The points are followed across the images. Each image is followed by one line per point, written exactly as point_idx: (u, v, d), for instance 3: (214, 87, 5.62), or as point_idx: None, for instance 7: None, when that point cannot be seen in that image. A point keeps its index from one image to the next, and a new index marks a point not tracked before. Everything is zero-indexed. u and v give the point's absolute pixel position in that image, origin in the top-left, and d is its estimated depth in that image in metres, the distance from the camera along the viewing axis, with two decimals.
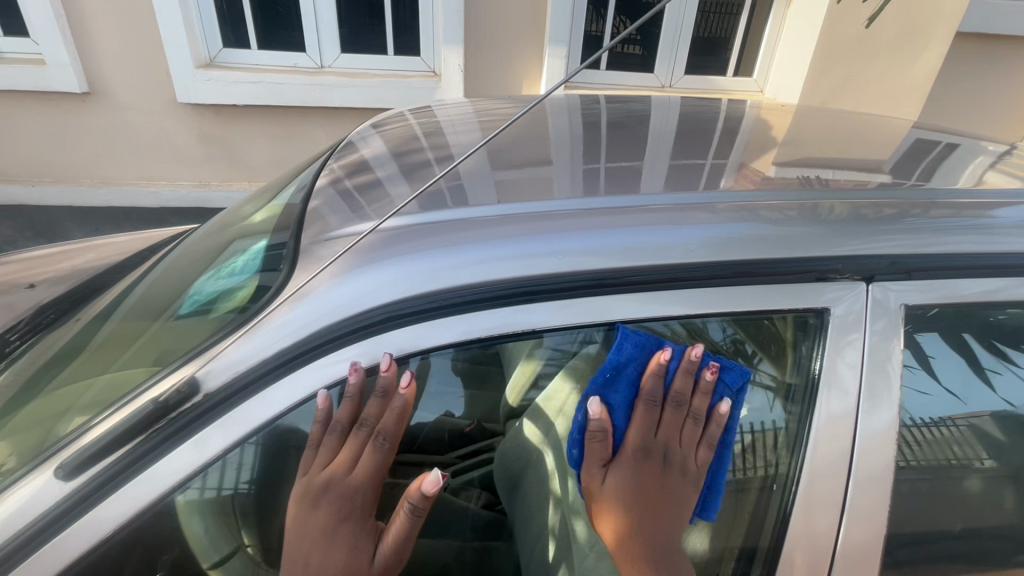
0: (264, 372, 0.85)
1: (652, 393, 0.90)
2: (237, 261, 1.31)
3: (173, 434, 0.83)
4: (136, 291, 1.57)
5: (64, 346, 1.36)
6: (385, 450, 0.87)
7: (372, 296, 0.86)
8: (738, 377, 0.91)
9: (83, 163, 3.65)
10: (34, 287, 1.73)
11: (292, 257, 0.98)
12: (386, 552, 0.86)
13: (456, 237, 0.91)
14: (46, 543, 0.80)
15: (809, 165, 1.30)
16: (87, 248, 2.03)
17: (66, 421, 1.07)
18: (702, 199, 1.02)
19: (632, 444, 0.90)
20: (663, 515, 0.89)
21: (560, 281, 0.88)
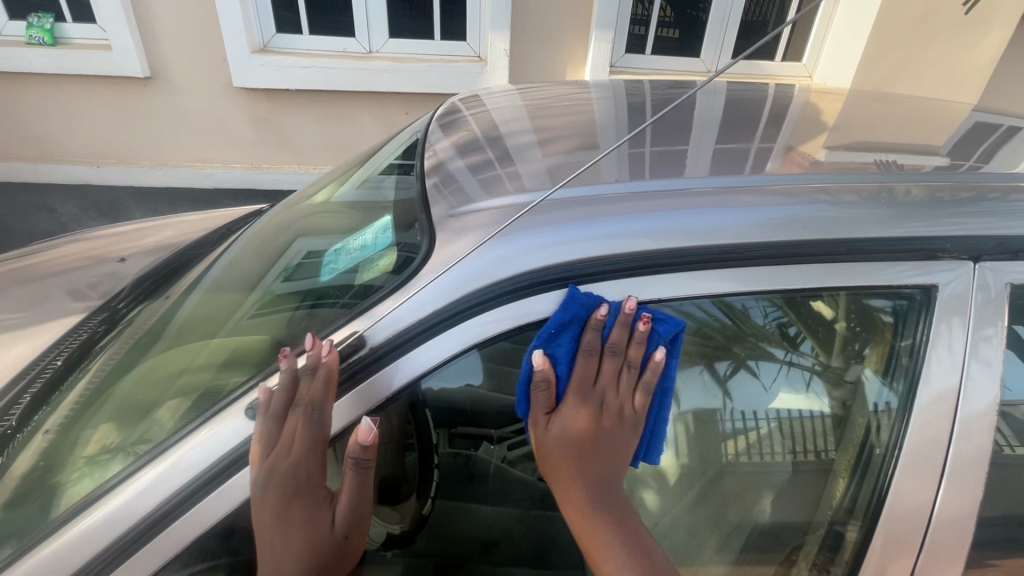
0: (420, 333, 0.93)
1: (590, 344, 0.92)
2: (366, 233, 1.34)
3: (342, 382, 0.93)
4: (222, 264, 1.69)
5: (166, 312, 1.47)
6: (319, 422, 0.90)
7: (515, 264, 0.92)
8: (672, 328, 0.92)
9: (143, 145, 3.82)
10: (127, 261, 1.86)
11: (428, 229, 1.05)
12: (344, 510, 0.90)
13: (572, 214, 0.97)
14: (222, 484, 0.91)
15: (866, 149, 1.32)
16: (164, 226, 2.15)
17: (186, 380, 1.19)
18: (746, 182, 1.05)
19: (577, 395, 0.93)
20: (609, 465, 0.94)
21: (660, 257, 0.94)
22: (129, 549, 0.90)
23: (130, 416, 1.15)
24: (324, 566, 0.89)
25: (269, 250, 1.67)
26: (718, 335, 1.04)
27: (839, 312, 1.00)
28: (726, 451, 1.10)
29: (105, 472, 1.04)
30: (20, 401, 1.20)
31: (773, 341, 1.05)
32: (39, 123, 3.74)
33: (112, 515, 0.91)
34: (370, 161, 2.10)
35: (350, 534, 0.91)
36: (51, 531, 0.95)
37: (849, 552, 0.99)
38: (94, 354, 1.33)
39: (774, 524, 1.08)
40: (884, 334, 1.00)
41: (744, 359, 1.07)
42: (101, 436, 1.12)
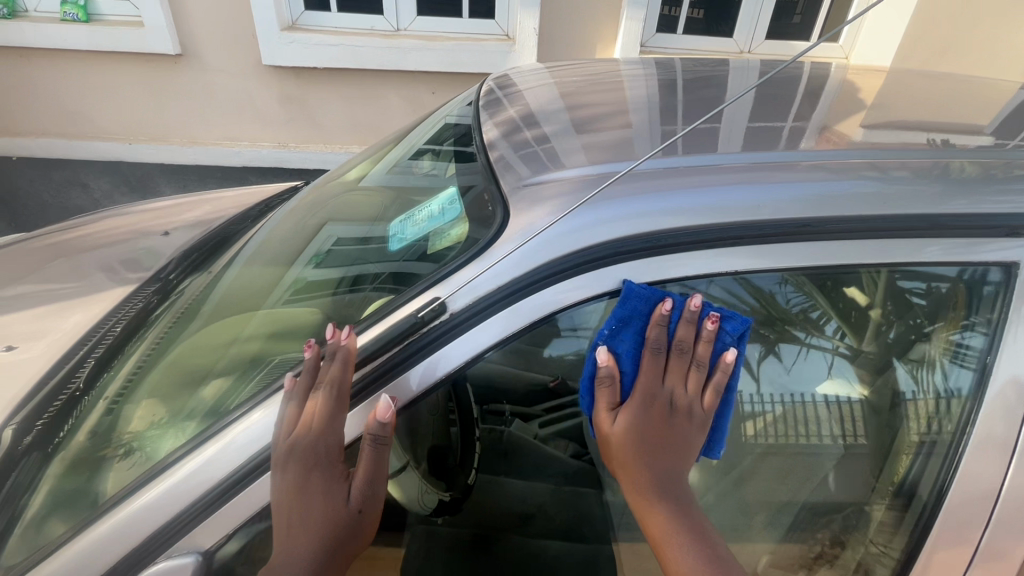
0: (499, 301, 0.93)
1: (656, 341, 0.92)
2: (432, 206, 1.33)
3: (424, 346, 0.94)
4: (261, 238, 1.72)
5: (214, 285, 1.49)
6: (337, 399, 0.90)
7: (595, 234, 0.94)
8: (739, 325, 0.91)
9: (173, 123, 3.86)
10: (170, 234, 1.90)
11: (500, 200, 1.05)
12: (360, 485, 0.89)
13: (632, 187, 0.98)
14: None
15: (907, 128, 1.29)
16: (201, 202, 2.19)
17: (241, 348, 1.22)
18: (781, 159, 1.06)
19: (644, 391, 0.92)
20: (677, 459, 0.93)
21: (724, 229, 0.95)
22: (200, 515, 0.92)
23: (189, 381, 1.18)
24: (339, 540, 0.89)
25: (310, 226, 1.69)
26: (749, 319, 1.04)
27: (874, 298, 1.04)
28: (747, 432, 1.12)
29: (173, 434, 1.08)
30: (85, 365, 1.23)
31: (797, 325, 1.07)
32: (72, 100, 3.80)
33: (187, 478, 0.93)
34: (400, 143, 2.10)
35: (366, 509, 0.90)
36: (117, 499, 0.96)
37: (909, 537, 1.01)
38: (150, 324, 1.36)
39: (824, 503, 1.12)
40: (919, 318, 1.05)
41: (774, 341, 1.08)
42: (145, 412, 1.14)
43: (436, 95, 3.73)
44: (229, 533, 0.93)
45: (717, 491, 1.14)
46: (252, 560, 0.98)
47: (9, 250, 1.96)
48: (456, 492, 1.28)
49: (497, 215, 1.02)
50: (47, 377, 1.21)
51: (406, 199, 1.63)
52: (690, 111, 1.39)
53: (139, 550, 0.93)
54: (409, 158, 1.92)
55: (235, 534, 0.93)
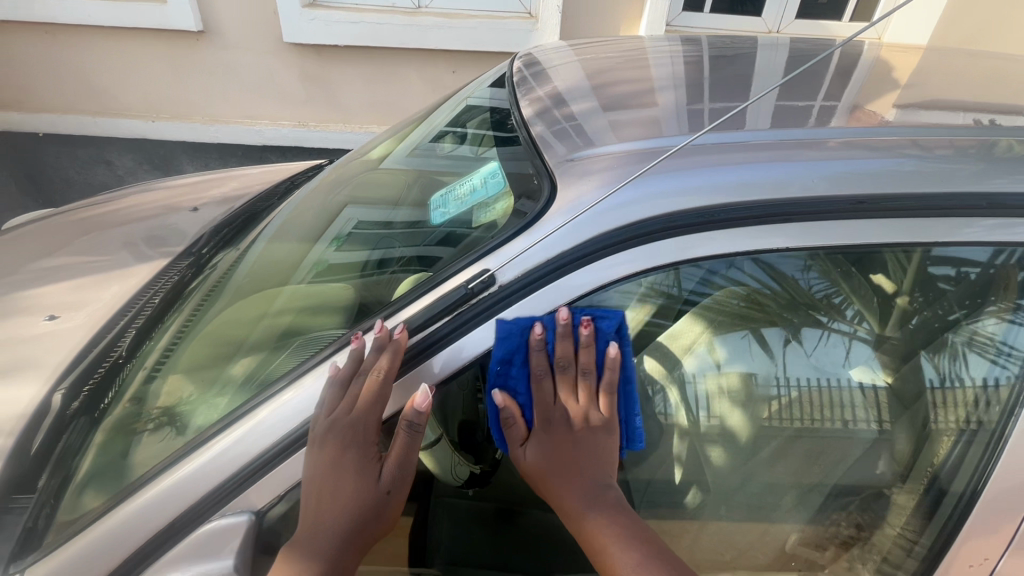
0: (550, 271, 0.94)
1: (541, 367, 0.95)
2: (472, 181, 1.32)
3: (473, 317, 0.95)
4: (284, 214, 1.74)
5: (243, 260, 1.51)
6: (383, 384, 0.92)
7: (647, 208, 0.94)
8: (614, 321, 0.94)
9: (195, 101, 3.88)
10: (199, 210, 1.93)
11: (545, 173, 1.05)
12: (392, 467, 0.93)
13: (670, 162, 0.98)
14: None
15: (943, 107, 1.25)
16: (227, 179, 2.21)
17: (272, 322, 1.25)
18: (813, 136, 1.05)
19: (543, 414, 0.98)
20: (596, 471, 0.98)
21: (778, 205, 0.95)
22: (244, 484, 0.95)
23: (224, 354, 1.21)
24: (365, 519, 0.91)
25: (337, 203, 1.71)
26: (771, 302, 1.08)
27: (902, 287, 1.06)
28: (765, 414, 1.13)
29: (214, 403, 1.11)
30: (126, 336, 1.26)
31: (818, 310, 1.09)
32: (96, 77, 3.83)
33: (232, 448, 0.95)
34: (423, 122, 2.10)
35: (394, 491, 0.93)
36: (166, 466, 0.99)
37: (939, 529, 1.04)
38: (184, 297, 1.38)
39: (852, 482, 1.14)
40: (948, 307, 1.07)
41: (796, 327, 1.11)
42: (172, 388, 1.16)
43: (457, 74, 3.71)
44: (279, 495, 0.95)
45: (741, 473, 1.16)
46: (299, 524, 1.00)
47: (41, 224, 1.99)
48: (485, 466, 1.23)
49: (540, 198, 1.01)
50: (91, 345, 1.25)
51: (428, 180, 1.65)
52: (718, 89, 1.36)
53: (184, 516, 0.95)
54: (428, 142, 1.91)
55: (285, 496, 0.96)
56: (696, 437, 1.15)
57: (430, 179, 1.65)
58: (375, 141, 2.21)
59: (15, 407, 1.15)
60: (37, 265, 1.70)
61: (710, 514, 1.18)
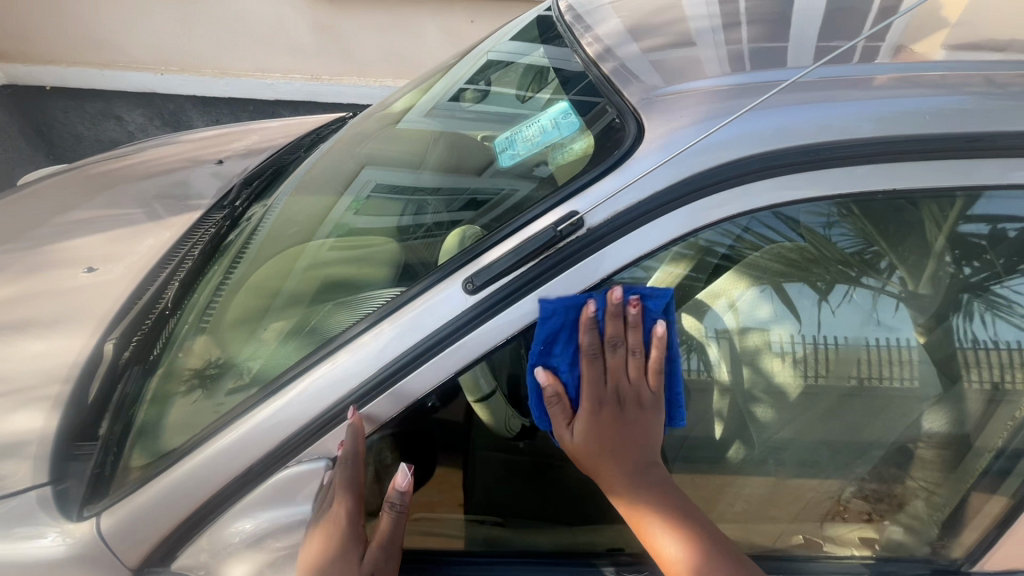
0: (639, 214, 0.93)
1: (590, 346, 0.95)
2: (533, 126, 1.27)
3: (561, 261, 0.93)
4: (305, 167, 1.70)
5: (279, 212, 1.47)
6: (355, 470, 0.95)
7: (740, 148, 0.92)
8: (661, 301, 0.94)
9: (204, 52, 3.77)
10: (224, 163, 1.89)
11: (624, 110, 1.02)
12: (376, 549, 0.96)
13: (733, 104, 0.95)
14: (408, 375, 0.94)
15: (1005, 39, 1.17)
16: (247, 132, 2.15)
17: (317, 273, 1.23)
18: (861, 73, 1.00)
19: (592, 396, 0.97)
20: (642, 449, 0.98)
21: (847, 146, 0.93)
22: (318, 434, 0.95)
23: (269, 307, 1.20)
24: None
25: (363, 155, 1.65)
26: (797, 258, 1.07)
27: (938, 242, 1.05)
28: (791, 376, 1.12)
29: (271, 357, 1.10)
30: (170, 288, 1.24)
31: (854, 268, 1.08)
32: (101, 27, 3.73)
33: (303, 400, 0.95)
34: (446, 73, 2.01)
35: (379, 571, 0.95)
36: (235, 415, 0.98)
37: (1017, 483, 1.06)
38: (222, 251, 1.35)
39: (910, 440, 1.14)
40: (999, 262, 1.06)
41: (827, 285, 1.09)
42: (204, 349, 1.15)
43: (474, 24, 3.61)
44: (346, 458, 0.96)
45: (788, 429, 1.15)
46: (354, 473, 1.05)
47: (59, 179, 1.95)
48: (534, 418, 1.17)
49: (625, 138, 0.97)
50: (135, 298, 1.24)
51: (455, 137, 1.56)
52: (761, 27, 1.28)
53: (255, 467, 0.96)
54: (448, 97, 1.83)
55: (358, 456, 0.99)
56: (742, 393, 1.14)
57: (456, 134, 1.57)
58: (392, 96, 2.13)
59: (64, 356, 1.15)
60: (64, 218, 1.67)
61: (756, 468, 1.19)
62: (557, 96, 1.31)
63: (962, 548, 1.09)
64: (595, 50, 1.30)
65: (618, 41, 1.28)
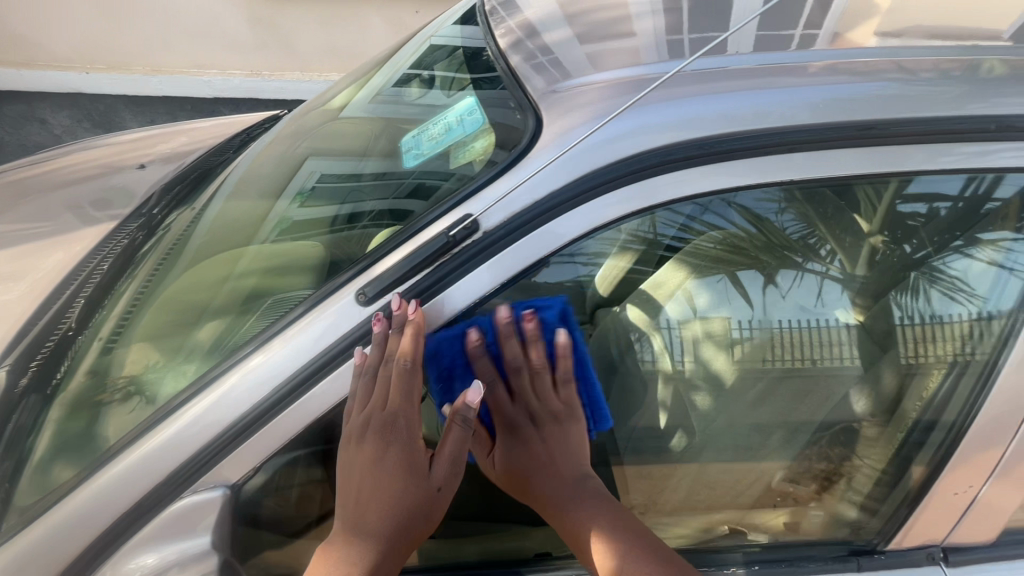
0: (535, 215, 0.92)
1: (489, 372, 0.98)
2: (449, 117, 1.25)
3: (459, 267, 0.92)
4: (238, 169, 1.61)
5: (201, 223, 1.38)
6: (414, 373, 0.90)
7: (639, 143, 0.92)
8: (555, 310, 0.98)
9: (133, 50, 3.59)
10: (146, 168, 1.78)
11: (528, 104, 1.02)
12: (441, 460, 0.94)
13: (663, 94, 0.95)
14: (314, 386, 0.91)
15: (929, 23, 1.20)
16: (175, 133, 2.03)
17: (236, 288, 1.16)
18: (795, 60, 1.00)
19: (505, 418, 1.02)
20: (563, 469, 1.02)
21: (768, 136, 0.93)
22: (218, 456, 0.91)
23: (192, 321, 1.12)
24: (412, 515, 0.92)
25: (297, 155, 1.58)
26: (748, 244, 1.08)
27: (876, 224, 1.07)
28: (740, 358, 1.13)
29: (179, 375, 1.04)
30: (74, 305, 1.17)
31: (794, 252, 1.10)
32: (16, 24, 3.48)
33: (205, 417, 0.91)
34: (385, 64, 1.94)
35: (445, 487, 0.95)
36: (129, 441, 0.94)
37: (933, 453, 1.07)
38: (137, 262, 1.27)
39: (833, 419, 1.14)
40: (926, 241, 1.08)
41: (773, 270, 1.11)
42: (138, 356, 1.09)
43: (419, 14, 3.55)
44: (254, 468, 0.92)
45: (728, 418, 1.16)
46: (278, 492, 0.98)
47: None
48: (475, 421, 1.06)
49: (524, 135, 0.97)
50: (35, 318, 1.16)
51: (394, 129, 1.48)
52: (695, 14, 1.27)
53: (152, 497, 0.92)
54: (391, 86, 1.75)
55: (261, 468, 0.93)
56: (683, 383, 1.14)
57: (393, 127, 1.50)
58: (332, 89, 2.04)
59: None
60: None
61: (694, 456, 1.19)
62: (465, 90, 1.29)
63: (875, 527, 1.13)
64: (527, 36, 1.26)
65: (554, 28, 1.24)
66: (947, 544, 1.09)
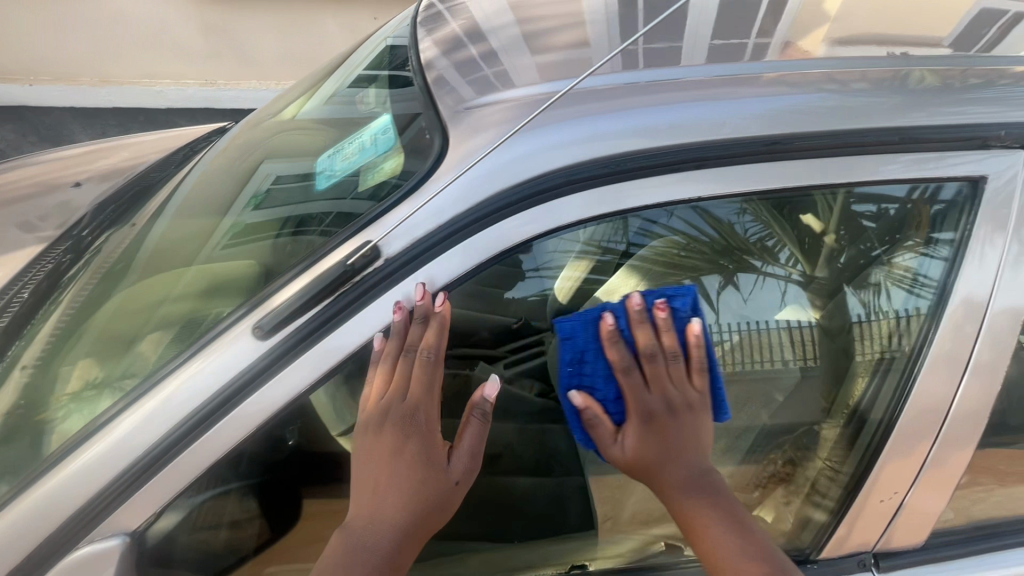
0: (441, 239, 0.90)
1: (622, 359, 0.91)
2: (364, 137, 1.26)
3: (356, 298, 0.89)
4: (185, 184, 1.54)
5: (130, 247, 1.32)
6: (437, 366, 0.88)
7: (544, 163, 0.91)
8: (689, 299, 0.93)
9: (82, 61, 3.54)
10: (81, 186, 1.71)
11: (438, 125, 1.01)
12: (460, 454, 0.90)
13: (589, 109, 0.94)
14: (216, 423, 0.86)
15: (865, 30, 1.22)
16: (117, 148, 1.96)
17: (164, 315, 1.09)
18: (751, 70, 1.02)
19: (634, 406, 0.92)
20: (693, 458, 0.93)
21: (692, 151, 0.93)
22: (115, 502, 0.86)
23: (115, 349, 1.08)
24: (430, 508, 0.86)
25: (248, 166, 1.51)
26: (707, 249, 1.08)
27: (829, 225, 1.07)
28: None
29: (93, 409, 0.99)
30: None
31: (753, 254, 1.10)
32: None
33: (100, 459, 0.86)
34: (337, 70, 1.90)
35: (463, 481, 0.89)
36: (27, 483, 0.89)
37: (862, 454, 1.05)
38: (61, 287, 1.25)
39: (784, 422, 1.16)
40: (870, 242, 1.09)
41: (733, 270, 1.11)
42: (84, 371, 1.06)
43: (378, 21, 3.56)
44: (156, 513, 0.87)
45: None
46: (206, 528, 0.96)
47: None
48: None
49: (431, 153, 0.97)
50: None
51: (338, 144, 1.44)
52: (649, 24, 1.27)
53: (50, 543, 0.86)
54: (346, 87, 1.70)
55: (164, 511, 0.88)
56: None
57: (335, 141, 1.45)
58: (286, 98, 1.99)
59: None
60: None
61: None
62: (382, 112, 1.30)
63: (811, 533, 1.11)
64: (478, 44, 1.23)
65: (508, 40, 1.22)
66: (878, 550, 1.07)
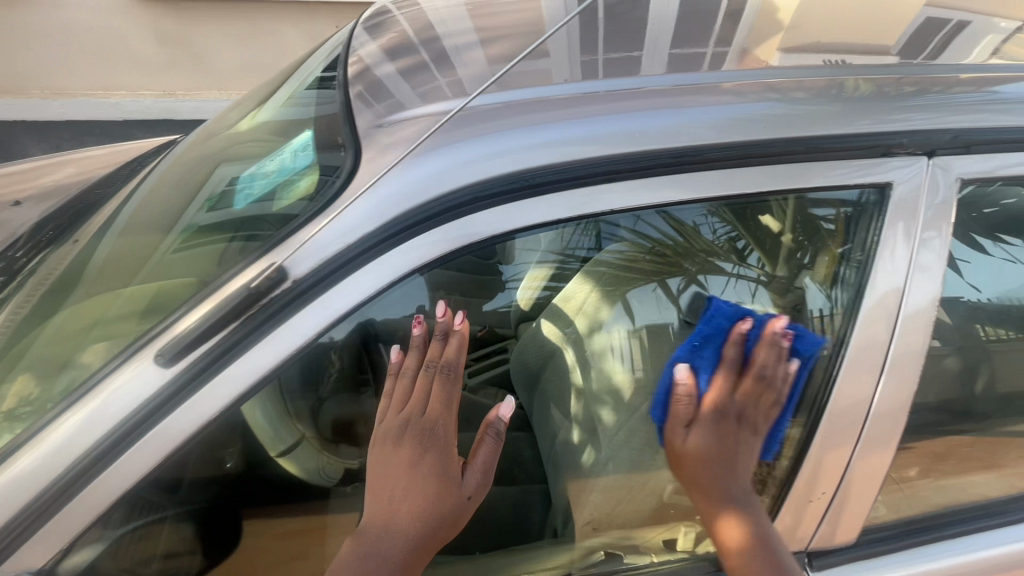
0: (351, 257, 0.88)
1: (732, 358, 1.00)
2: (284, 154, 1.25)
3: (266, 320, 0.87)
4: (132, 200, 1.49)
5: (67, 267, 1.27)
6: (455, 382, 0.93)
7: (452, 178, 0.90)
8: (810, 344, 1.02)
9: (34, 74, 3.47)
10: (21, 205, 1.65)
11: (353, 142, 1.01)
12: (472, 470, 0.93)
13: (520, 121, 0.94)
14: (128, 450, 0.83)
15: (809, 36, 1.25)
16: (62, 164, 1.90)
17: (97, 336, 1.05)
18: (702, 79, 1.04)
19: (721, 405, 0.99)
20: (744, 476, 0.99)
21: (608, 163, 0.93)
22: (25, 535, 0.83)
23: (42, 373, 1.04)
24: (441, 521, 0.89)
25: (199, 176, 1.47)
26: (670, 253, 1.10)
27: (786, 224, 1.06)
28: None
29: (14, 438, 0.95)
30: None
31: (720, 255, 1.10)
32: None
33: (10, 493, 0.82)
34: (293, 78, 1.87)
35: (474, 496, 0.93)
36: None
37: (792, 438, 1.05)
38: None
39: None
40: (831, 241, 1.06)
41: (694, 271, 1.12)
42: (20, 388, 1.03)
43: None
44: (68, 545, 0.84)
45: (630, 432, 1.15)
46: (141, 555, 0.95)
47: None
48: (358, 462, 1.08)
49: (341, 172, 0.96)
50: None
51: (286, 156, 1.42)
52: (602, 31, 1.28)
53: None
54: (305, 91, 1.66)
55: (77, 544, 0.85)
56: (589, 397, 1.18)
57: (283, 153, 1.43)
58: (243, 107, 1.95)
59: None
60: None
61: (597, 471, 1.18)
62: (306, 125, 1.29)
63: None
64: (433, 53, 1.22)
65: (459, 51, 1.22)
66: (813, 548, 1.07)
